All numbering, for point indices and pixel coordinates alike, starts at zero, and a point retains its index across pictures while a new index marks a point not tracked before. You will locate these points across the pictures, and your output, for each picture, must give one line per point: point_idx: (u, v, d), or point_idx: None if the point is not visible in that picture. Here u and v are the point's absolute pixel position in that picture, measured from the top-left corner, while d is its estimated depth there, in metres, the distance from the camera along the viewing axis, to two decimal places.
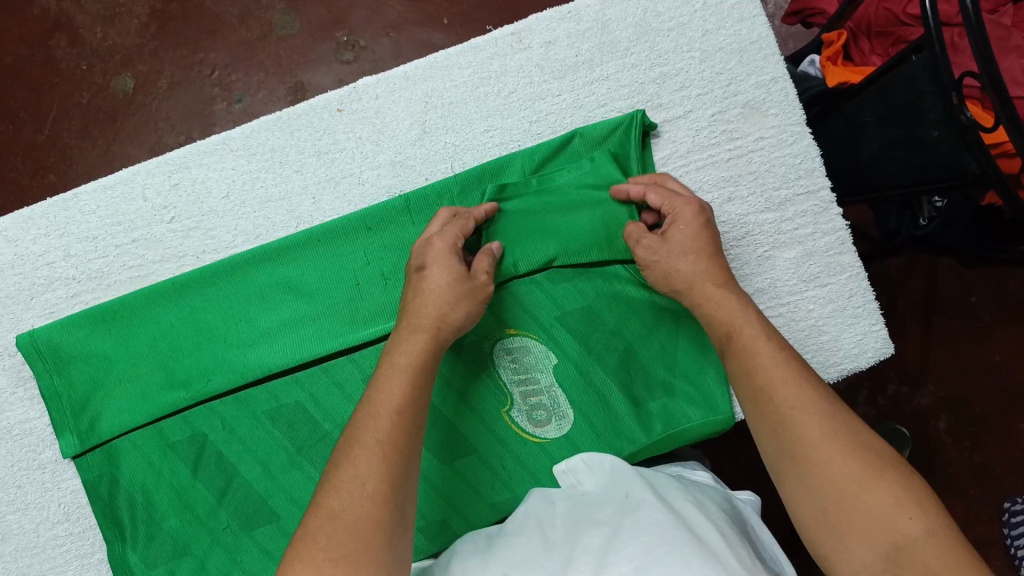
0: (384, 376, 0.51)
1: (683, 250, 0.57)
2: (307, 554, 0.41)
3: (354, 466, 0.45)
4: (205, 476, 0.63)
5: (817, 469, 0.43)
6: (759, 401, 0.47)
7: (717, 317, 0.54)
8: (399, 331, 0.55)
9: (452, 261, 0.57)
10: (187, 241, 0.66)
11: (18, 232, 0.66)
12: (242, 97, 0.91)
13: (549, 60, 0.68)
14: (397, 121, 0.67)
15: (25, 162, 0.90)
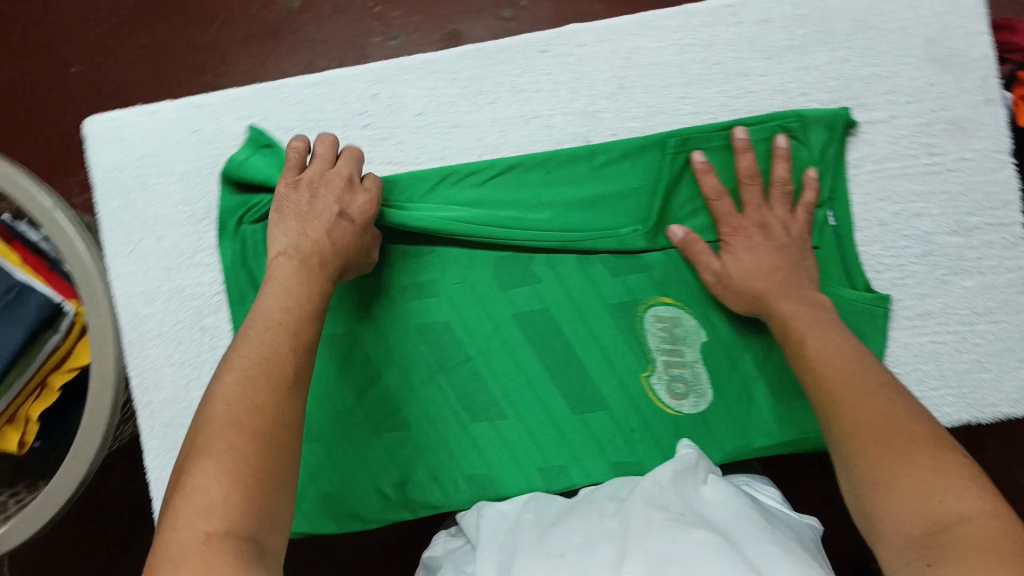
0: (278, 306, 0.51)
1: (745, 273, 0.62)
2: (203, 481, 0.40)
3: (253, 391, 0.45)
4: (349, 374, 0.69)
5: (850, 450, 0.47)
6: (817, 389, 0.52)
7: (778, 313, 0.59)
8: (293, 271, 0.54)
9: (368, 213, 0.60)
10: (375, 150, 0.68)
11: (224, 108, 0.68)
12: (398, 36, 0.93)
13: (760, 38, 0.66)
14: (596, 72, 0.67)
15: (185, 62, 0.96)
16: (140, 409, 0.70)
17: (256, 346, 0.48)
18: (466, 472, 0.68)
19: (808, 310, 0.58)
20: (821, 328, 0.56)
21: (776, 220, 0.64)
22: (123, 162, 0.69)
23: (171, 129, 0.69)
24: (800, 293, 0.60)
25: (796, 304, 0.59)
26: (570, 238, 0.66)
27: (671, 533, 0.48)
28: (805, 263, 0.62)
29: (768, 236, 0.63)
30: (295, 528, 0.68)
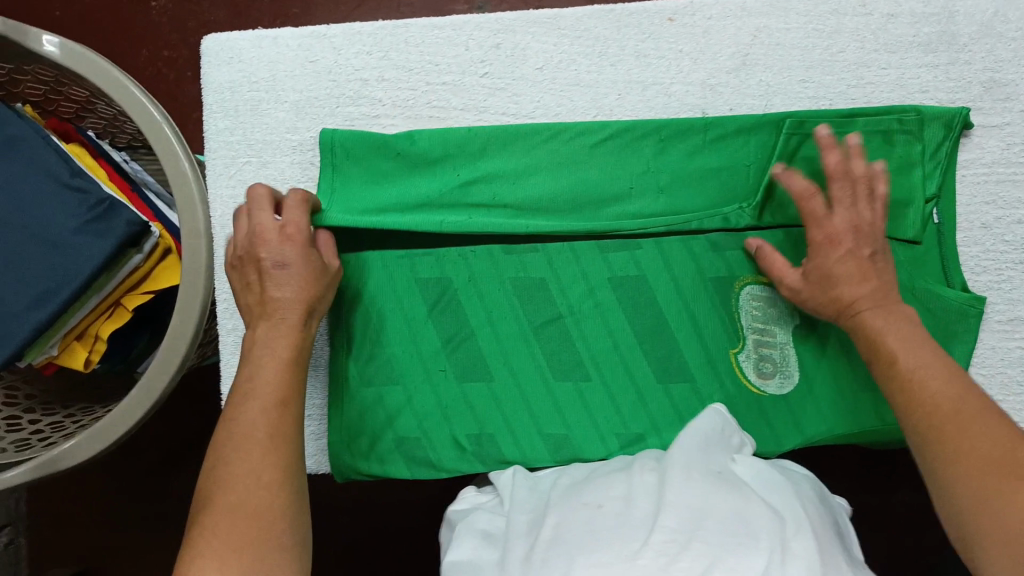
0: (258, 365, 0.55)
1: (833, 276, 0.60)
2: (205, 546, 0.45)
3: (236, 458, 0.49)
4: (438, 320, 0.68)
5: (950, 475, 0.48)
6: (908, 408, 0.52)
7: (862, 326, 0.58)
8: (267, 333, 0.56)
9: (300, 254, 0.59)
10: (491, 99, 0.68)
11: (345, 41, 0.68)
12: (484, 7, 0.93)
13: (886, 32, 0.67)
14: (720, 46, 0.67)
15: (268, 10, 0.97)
16: (224, 336, 0.70)
17: (243, 409, 0.52)
18: (543, 431, 0.67)
19: (898, 326, 0.56)
20: (910, 341, 0.55)
21: (866, 220, 0.61)
22: (236, 83, 0.68)
23: (289, 56, 0.68)
24: (890, 305, 0.58)
25: (886, 319, 0.57)
26: (674, 222, 0.66)
27: (703, 504, 0.51)
28: (886, 268, 0.60)
29: (864, 242, 0.60)
30: (367, 468, 0.68)
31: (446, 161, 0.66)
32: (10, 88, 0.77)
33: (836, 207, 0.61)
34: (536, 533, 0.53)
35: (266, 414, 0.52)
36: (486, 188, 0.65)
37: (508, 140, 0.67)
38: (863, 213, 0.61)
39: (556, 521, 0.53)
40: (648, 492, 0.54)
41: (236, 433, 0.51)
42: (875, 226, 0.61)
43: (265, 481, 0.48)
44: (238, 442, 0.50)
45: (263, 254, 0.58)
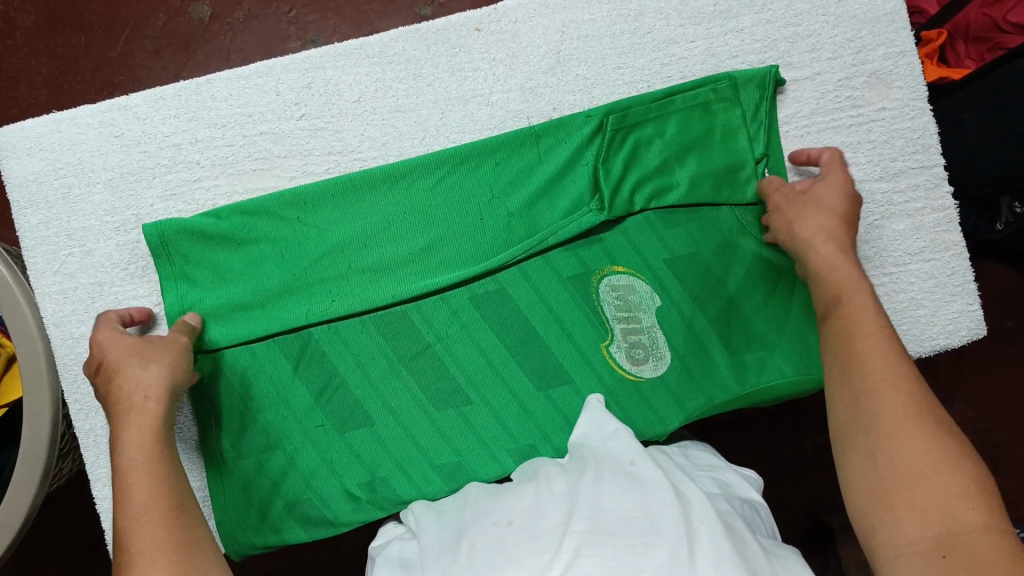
0: (128, 477, 0.50)
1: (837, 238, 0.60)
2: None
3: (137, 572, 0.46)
4: (305, 374, 0.65)
5: (888, 434, 0.47)
6: (854, 359, 0.51)
7: (832, 281, 0.56)
8: (129, 431, 0.53)
9: (136, 347, 0.58)
10: (313, 141, 0.66)
11: (148, 108, 0.65)
12: (316, 40, 0.89)
13: (687, 5, 0.68)
14: (532, 46, 0.67)
15: (89, 79, 0.88)
16: (83, 437, 0.65)
17: (130, 519, 0.48)
18: (433, 463, 0.66)
19: (856, 284, 0.56)
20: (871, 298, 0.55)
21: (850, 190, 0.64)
22: (41, 173, 0.64)
23: (91, 135, 0.65)
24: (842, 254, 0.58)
25: (841, 274, 0.57)
26: (531, 244, 0.66)
27: (614, 502, 0.51)
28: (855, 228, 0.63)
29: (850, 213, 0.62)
30: (262, 540, 0.65)
31: (292, 241, 0.65)
32: None
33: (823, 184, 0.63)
34: (451, 559, 0.53)
35: (157, 519, 0.48)
36: (333, 254, 0.66)
37: (340, 196, 0.65)
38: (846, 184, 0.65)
39: (469, 545, 0.53)
40: (558, 500, 0.54)
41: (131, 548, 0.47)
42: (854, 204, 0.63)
43: None
44: (136, 553, 0.47)
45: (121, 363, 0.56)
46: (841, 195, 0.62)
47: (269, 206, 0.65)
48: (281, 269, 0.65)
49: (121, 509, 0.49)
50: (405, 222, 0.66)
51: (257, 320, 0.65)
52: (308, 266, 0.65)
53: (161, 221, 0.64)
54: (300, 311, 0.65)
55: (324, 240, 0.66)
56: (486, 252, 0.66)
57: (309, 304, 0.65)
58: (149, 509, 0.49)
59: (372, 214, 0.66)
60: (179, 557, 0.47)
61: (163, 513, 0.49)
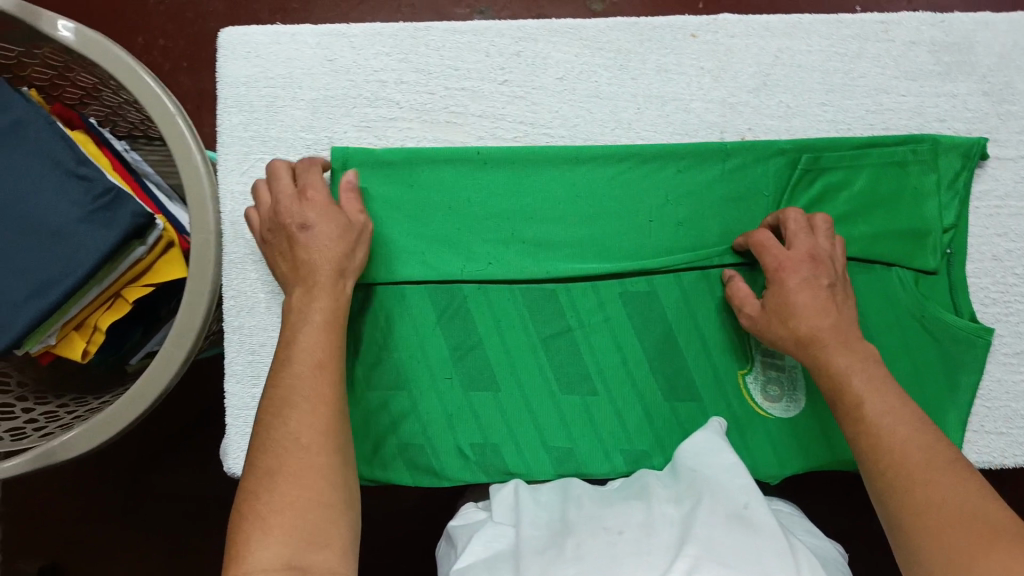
0: (297, 354, 0.53)
1: (794, 309, 0.59)
2: (264, 508, 0.45)
3: (292, 451, 0.48)
4: (447, 327, 0.67)
5: (923, 529, 0.45)
6: (871, 453, 0.51)
7: (825, 362, 0.57)
8: (313, 300, 0.55)
9: (325, 201, 0.59)
10: (509, 107, 0.67)
11: (364, 41, 0.67)
12: (485, 10, 1.00)
13: (907, 59, 0.67)
14: (742, 64, 0.67)
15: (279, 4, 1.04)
16: (229, 332, 0.67)
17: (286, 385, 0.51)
18: (548, 444, 0.67)
19: (862, 364, 0.56)
20: (879, 383, 0.54)
21: (823, 250, 0.61)
22: (252, 77, 0.67)
23: (307, 54, 0.67)
24: (853, 343, 0.57)
25: (848, 356, 0.56)
26: (696, 258, 0.66)
27: (731, 540, 0.50)
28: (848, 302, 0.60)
29: (820, 272, 0.60)
30: (369, 473, 0.66)
31: (463, 198, 0.67)
32: (15, 71, 0.77)
33: (792, 240, 0.61)
34: (553, 553, 0.53)
35: (309, 386, 0.51)
36: (502, 220, 0.67)
37: (522, 166, 0.67)
38: (822, 244, 0.62)
39: (574, 543, 0.53)
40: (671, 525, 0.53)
41: (279, 407, 0.50)
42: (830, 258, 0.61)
43: (312, 476, 0.47)
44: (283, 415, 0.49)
45: (297, 195, 0.59)
46: (807, 254, 0.60)
47: (455, 159, 0.67)
48: (450, 222, 0.67)
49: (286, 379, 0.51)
50: (577, 206, 0.67)
51: (415, 260, 0.66)
52: (475, 226, 0.67)
53: (351, 148, 0.66)
54: (453, 266, 0.67)
55: (496, 204, 0.67)
56: (647, 252, 0.67)
57: (467, 262, 0.67)
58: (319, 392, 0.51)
59: (548, 190, 0.67)
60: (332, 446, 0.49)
61: (315, 383, 0.51)
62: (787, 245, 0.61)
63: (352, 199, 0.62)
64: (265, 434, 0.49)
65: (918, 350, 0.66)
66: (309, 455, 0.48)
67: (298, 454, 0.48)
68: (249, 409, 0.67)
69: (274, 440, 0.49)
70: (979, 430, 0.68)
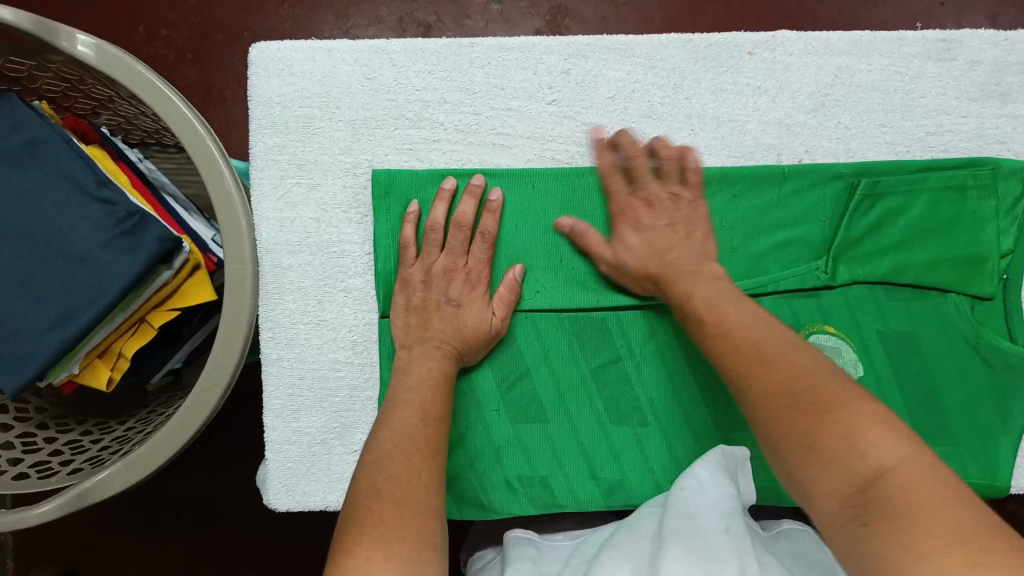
0: (401, 403, 0.54)
1: (637, 258, 0.60)
2: (372, 532, 0.42)
3: (389, 461, 0.48)
4: (494, 358, 0.65)
5: (863, 473, 0.39)
6: (769, 394, 0.45)
7: (692, 304, 0.55)
8: (421, 361, 0.58)
9: (473, 286, 0.62)
10: (558, 128, 0.65)
11: (404, 57, 0.64)
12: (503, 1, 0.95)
13: (969, 79, 0.65)
14: (801, 84, 0.65)
15: None
16: (266, 365, 0.65)
17: (389, 425, 0.52)
18: (597, 476, 0.65)
19: (736, 306, 0.52)
20: (748, 314, 0.51)
21: (670, 191, 0.62)
22: (287, 97, 0.64)
23: (345, 72, 0.64)
24: (698, 270, 0.57)
25: (715, 289, 0.55)
26: (751, 287, 0.64)
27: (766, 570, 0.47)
28: (698, 232, 0.61)
29: (661, 214, 0.61)
30: None
31: (510, 224, 0.64)
32: (26, 83, 0.73)
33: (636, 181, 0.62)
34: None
35: (415, 426, 0.52)
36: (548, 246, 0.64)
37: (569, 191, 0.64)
38: (670, 183, 0.62)
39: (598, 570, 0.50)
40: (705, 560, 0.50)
41: (385, 442, 0.50)
42: (684, 201, 0.62)
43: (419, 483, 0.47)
44: (388, 449, 0.49)
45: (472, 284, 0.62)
46: (646, 197, 0.62)
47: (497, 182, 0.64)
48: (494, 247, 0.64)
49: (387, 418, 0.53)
50: None
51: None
52: (521, 251, 0.64)
53: (394, 170, 0.63)
54: None
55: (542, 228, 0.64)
56: None
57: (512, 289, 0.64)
58: (418, 416, 0.53)
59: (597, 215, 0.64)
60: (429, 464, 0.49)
61: (425, 426, 0.52)
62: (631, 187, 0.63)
63: (483, 251, 0.62)
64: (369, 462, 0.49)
65: (971, 377, 0.65)
66: (414, 489, 0.47)
67: (409, 485, 0.47)
68: (289, 444, 0.65)
69: (375, 473, 0.47)
70: None
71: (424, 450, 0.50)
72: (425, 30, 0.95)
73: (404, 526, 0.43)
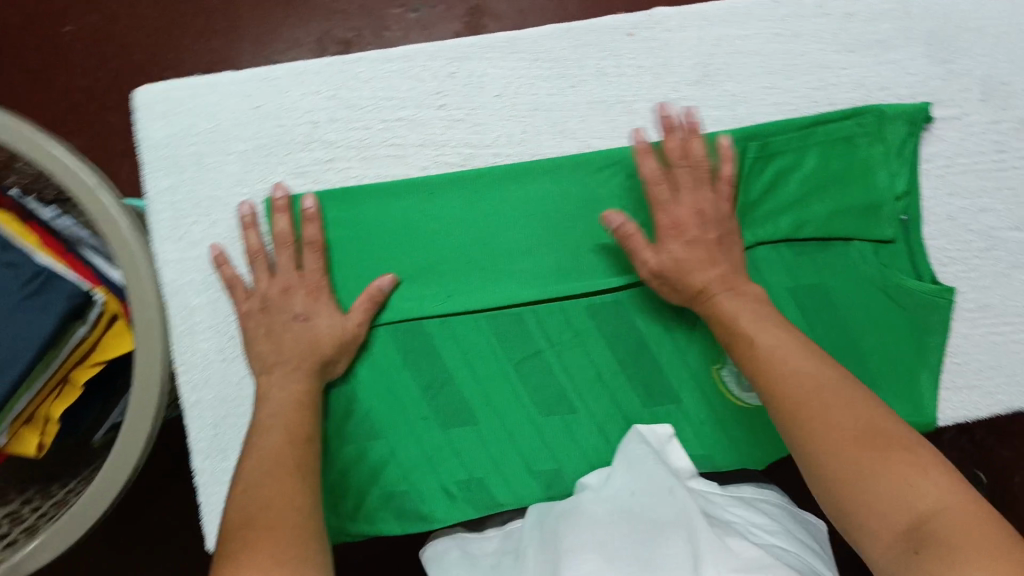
0: (269, 425, 0.57)
1: (688, 270, 0.58)
2: (242, 554, 0.45)
3: (261, 486, 0.51)
4: (415, 367, 0.66)
5: (901, 511, 0.41)
6: (795, 410, 0.48)
7: (718, 310, 0.56)
8: (274, 387, 0.60)
9: (317, 297, 0.63)
10: (450, 132, 0.66)
11: (288, 82, 0.65)
12: (418, 8, 0.93)
13: (845, 32, 0.67)
14: (681, 58, 0.66)
15: (193, 23, 0.94)
16: (187, 409, 0.66)
17: (258, 451, 0.55)
18: (533, 468, 0.66)
19: (753, 315, 0.55)
20: (774, 326, 0.53)
21: (710, 202, 0.60)
22: (177, 136, 0.64)
23: (230, 104, 0.64)
24: (739, 287, 0.57)
25: (739, 300, 0.56)
26: None
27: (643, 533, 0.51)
28: (733, 243, 0.60)
29: (708, 225, 0.59)
30: (356, 529, 0.65)
31: (411, 232, 0.65)
32: None
33: (681, 191, 0.60)
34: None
35: (283, 449, 0.55)
36: (455, 249, 0.66)
37: (467, 193, 0.65)
38: (720, 194, 0.61)
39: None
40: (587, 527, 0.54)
41: (255, 470, 0.53)
42: (719, 210, 0.60)
43: (291, 502, 0.50)
44: (260, 476, 0.52)
45: (319, 302, 0.63)
46: (693, 207, 0.59)
47: (391, 197, 0.65)
48: (400, 258, 0.65)
49: (258, 434, 0.56)
50: (531, 224, 0.66)
51: (350, 297, 0.65)
52: (430, 259, 0.66)
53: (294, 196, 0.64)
54: (413, 302, 0.66)
55: (443, 232, 0.66)
56: (608, 264, 0.66)
57: (422, 297, 0.66)
58: (281, 437, 0.56)
59: (499, 214, 0.66)
60: (296, 477, 0.53)
61: (294, 447, 0.56)
62: (673, 194, 0.60)
63: (316, 263, 0.63)
64: (240, 489, 0.52)
65: (884, 321, 0.66)
66: (287, 507, 0.50)
67: (281, 509, 0.50)
68: (220, 485, 0.66)
69: (247, 498, 0.50)
70: (951, 387, 0.68)
71: (295, 469, 0.53)
72: (343, 47, 0.93)
73: (270, 539, 0.46)
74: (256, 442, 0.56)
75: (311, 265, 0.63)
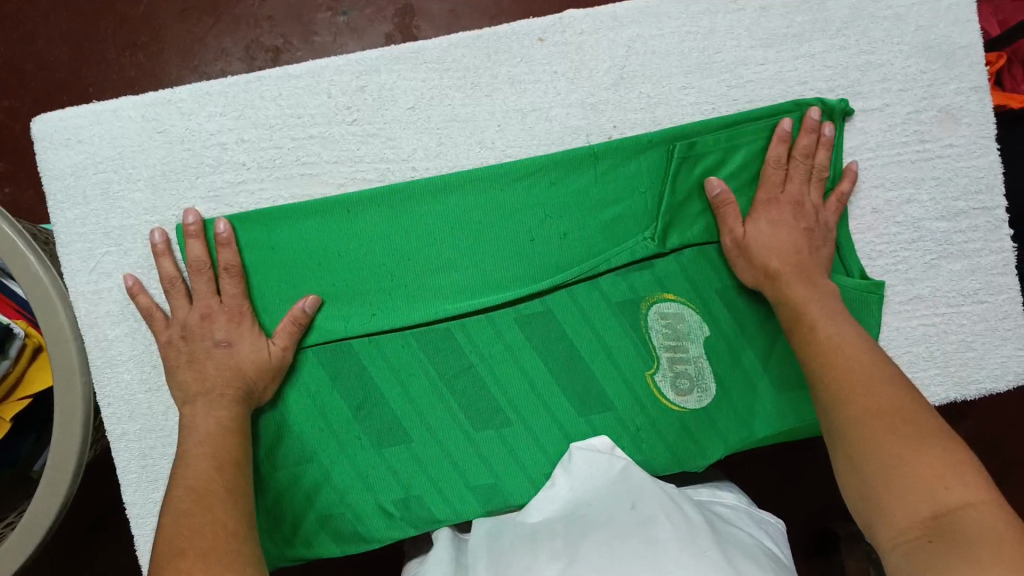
0: (194, 452, 0.55)
1: (763, 246, 0.62)
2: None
3: (187, 513, 0.49)
4: (343, 387, 0.64)
5: (929, 505, 0.41)
6: (846, 400, 0.49)
7: (807, 309, 0.58)
8: (196, 417, 0.58)
9: (237, 323, 0.62)
10: (364, 147, 0.65)
11: (192, 104, 0.63)
12: (348, 11, 0.85)
13: (760, 26, 0.66)
14: (596, 62, 0.65)
15: (114, 36, 0.85)
16: (113, 442, 0.64)
17: (184, 478, 0.53)
18: (470, 483, 0.64)
19: (831, 319, 0.57)
20: (851, 333, 0.55)
21: (808, 199, 0.64)
22: (79, 166, 0.63)
23: (133, 130, 0.63)
24: (813, 280, 0.60)
25: (805, 289, 0.59)
26: (577, 273, 0.64)
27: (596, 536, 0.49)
28: (822, 251, 0.63)
29: (801, 216, 0.63)
30: (294, 553, 0.64)
31: (330, 251, 0.64)
32: None
33: (789, 181, 0.64)
34: None
35: (212, 477, 0.53)
36: (376, 266, 0.64)
37: (387, 209, 0.64)
38: (810, 190, 0.65)
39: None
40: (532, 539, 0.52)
41: (182, 498, 0.51)
42: (819, 208, 0.64)
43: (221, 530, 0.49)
44: (187, 505, 0.50)
45: (240, 327, 0.62)
46: (796, 198, 0.64)
47: (307, 217, 0.64)
48: (319, 278, 0.64)
49: (182, 463, 0.55)
50: (454, 237, 0.64)
51: (273, 322, 0.64)
52: (351, 277, 0.64)
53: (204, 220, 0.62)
54: (338, 322, 0.64)
55: (362, 250, 0.64)
56: (535, 274, 0.65)
57: (347, 318, 0.64)
58: (208, 464, 0.54)
59: (421, 228, 0.64)
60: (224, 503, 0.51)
61: (221, 474, 0.54)
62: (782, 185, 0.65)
63: (234, 288, 0.62)
64: (170, 516, 0.50)
65: None
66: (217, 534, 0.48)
67: (215, 536, 0.48)
68: (152, 516, 0.64)
69: (176, 523, 0.49)
70: None
71: (223, 497, 0.52)
72: (273, 56, 0.85)
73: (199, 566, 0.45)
74: (182, 471, 0.54)
75: (229, 290, 0.61)
